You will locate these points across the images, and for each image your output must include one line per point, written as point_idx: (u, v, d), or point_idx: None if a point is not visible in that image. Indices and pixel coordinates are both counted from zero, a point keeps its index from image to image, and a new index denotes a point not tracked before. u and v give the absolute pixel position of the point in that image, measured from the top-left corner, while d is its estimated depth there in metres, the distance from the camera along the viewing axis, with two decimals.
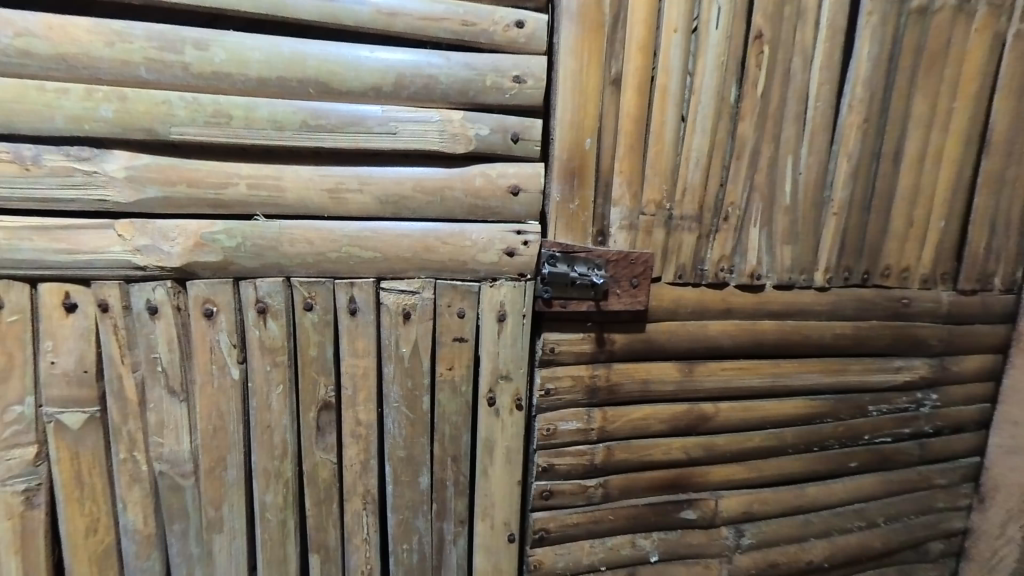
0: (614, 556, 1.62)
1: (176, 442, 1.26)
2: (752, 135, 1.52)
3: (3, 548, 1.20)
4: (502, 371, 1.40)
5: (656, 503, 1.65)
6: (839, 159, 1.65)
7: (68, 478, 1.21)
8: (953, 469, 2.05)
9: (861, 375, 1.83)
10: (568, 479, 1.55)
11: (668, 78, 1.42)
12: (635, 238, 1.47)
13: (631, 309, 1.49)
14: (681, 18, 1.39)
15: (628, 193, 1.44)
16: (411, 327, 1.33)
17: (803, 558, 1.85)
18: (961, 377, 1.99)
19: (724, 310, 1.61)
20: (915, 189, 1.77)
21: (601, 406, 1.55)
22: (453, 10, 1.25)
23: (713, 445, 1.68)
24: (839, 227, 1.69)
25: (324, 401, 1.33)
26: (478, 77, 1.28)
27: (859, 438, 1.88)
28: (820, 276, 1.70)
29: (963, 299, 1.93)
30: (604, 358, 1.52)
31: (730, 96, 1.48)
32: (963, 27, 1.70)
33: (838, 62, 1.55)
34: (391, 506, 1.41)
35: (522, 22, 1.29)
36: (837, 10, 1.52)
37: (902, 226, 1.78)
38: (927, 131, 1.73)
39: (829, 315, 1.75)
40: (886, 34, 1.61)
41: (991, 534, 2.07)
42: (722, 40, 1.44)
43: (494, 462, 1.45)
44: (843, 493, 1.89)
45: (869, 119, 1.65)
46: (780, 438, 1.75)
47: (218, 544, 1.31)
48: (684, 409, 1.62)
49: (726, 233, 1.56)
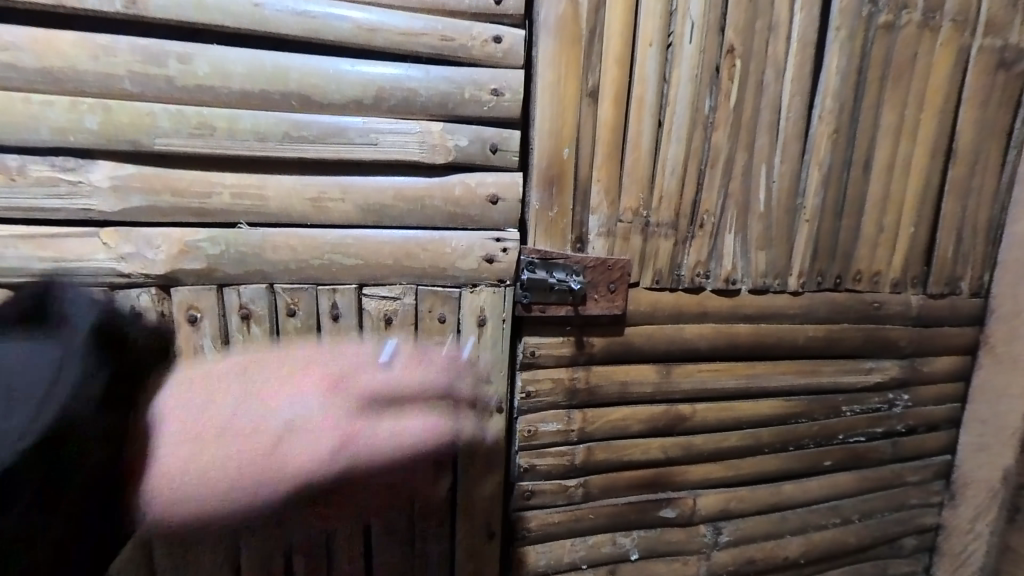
0: (595, 554, 1.67)
1: None
2: (726, 144, 1.57)
3: None
4: (482, 373, 1.44)
5: (635, 501, 1.69)
6: (811, 167, 1.71)
7: None
8: (923, 467, 2.14)
9: (834, 376, 1.89)
10: (549, 479, 1.59)
11: (644, 89, 1.46)
12: (612, 245, 1.52)
13: (609, 313, 1.53)
14: (656, 32, 1.44)
15: (605, 200, 1.49)
16: (393, 331, 1.37)
17: (778, 553, 1.91)
18: (930, 377, 2.07)
19: (700, 313, 1.66)
20: (885, 196, 1.84)
21: (581, 407, 1.59)
22: (431, 25, 1.29)
23: (690, 444, 1.72)
24: (812, 233, 1.75)
25: None
26: (456, 90, 1.32)
27: (833, 436, 1.94)
28: (794, 280, 1.76)
29: (931, 301, 2.01)
30: (584, 361, 1.56)
31: (705, 107, 1.53)
32: (928, 42, 1.77)
33: (807, 75, 1.62)
34: (375, 507, 1.44)
35: (500, 36, 1.33)
36: (807, 24, 1.59)
37: (873, 231, 1.85)
38: (896, 142, 1.80)
39: (803, 318, 1.81)
40: (854, 47, 1.67)
41: (960, 530, 2.16)
42: (696, 53, 1.48)
43: (475, 463, 1.48)
44: (818, 491, 1.96)
45: (839, 130, 1.71)
46: (756, 437, 1.81)
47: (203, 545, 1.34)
48: (662, 409, 1.67)
49: (702, 239, 1.61)
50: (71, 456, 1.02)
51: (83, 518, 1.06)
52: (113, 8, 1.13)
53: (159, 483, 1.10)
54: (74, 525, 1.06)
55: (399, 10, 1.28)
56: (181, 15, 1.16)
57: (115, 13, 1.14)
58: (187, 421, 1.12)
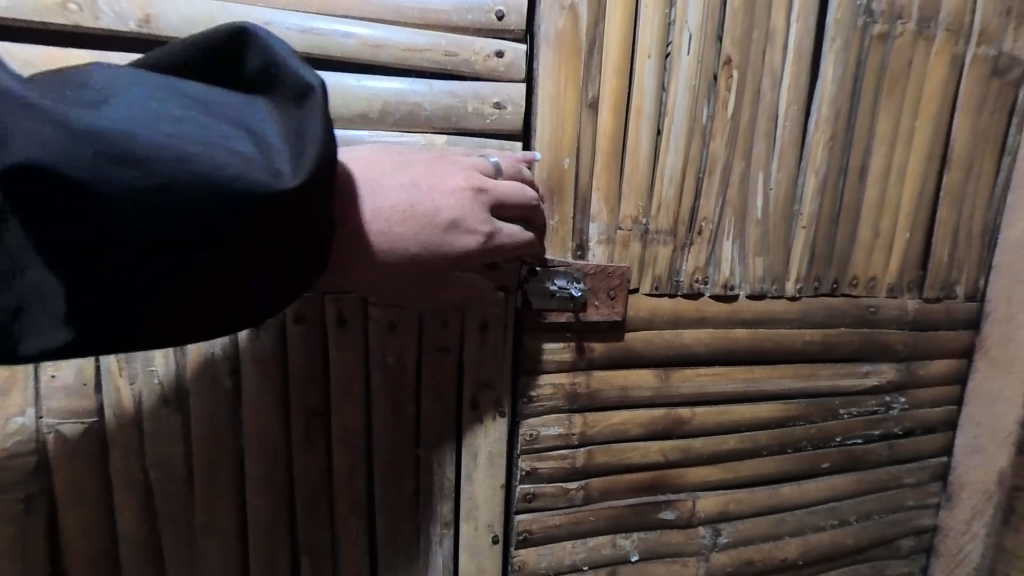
0: (595, 556, 1.69)
1: (172, 449, 1.31)
2: (723, 152, 1.60)
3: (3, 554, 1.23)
4: (484, 379, 1.47)
5: (635, 504, 1.72)
6: (807, 174, 1.73)
7: (69, 485, 1.25)
8: (920, 469, 2.16)
9: (831, 379, 1.92)
10: (550, 482, 1.61)
11: (643, 99, 1.49)
12: (612, 252, 1.55)
13: (608, 319, 1.56)
14: (654, 44, 1.47)
15: (605, 208, 1.51)
16: (397, 337, 1.39)
17: (777, 555, 1.93)
18: (926, 380, 2.10)
19: (699, 318, 1.69)
20: (881, 202, 1.87)
21: (582, 411, 1.61)
22: (435, 41, 1.32)
23: (689, 447, 1.75)
24: (808, 239, 1.78)
25: (313, 409, 1.38)
26: (459, 103, 1.35)
27: (830, 439, 1.97)
28: (791, 285, 1.79)
29: (927, 305, 2.03)
30: (584, 366, 1.59)
31: (702, 116, 1.56)
32: (922, 51, 1.80)
33: (803, 84, 1.65)
34: (379, 510, 1.47)
35: (501, 51, 1.37)
36: (802, 34, 1.62)
37: (869, 236, 1.88)
38: (891, 149, 1.83)
39: (799, 322, 1.84)
40: (849, 56, 1.70)
41: (957, 531, 2.18)
42: (693, 64, 1.51)
43: (477, 466, 1.51)
44: (815, 493, 1.98)
45: (835, 137, 1.73)
46: (754, 440, 1.84)
47: (211, 548, 1.37)
48: (661, 413, 1.70)
49: (700, 245, 1.64)
50: (266, 227, 0.84)
51: (253, 304, 0.89)
52: (127, 27, 1.17)
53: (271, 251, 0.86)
54: (243, 305, 0.88)
55: (403, 26, 1.31)
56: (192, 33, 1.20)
57: (129, 32, 1.17)
58: (394, 181, 1.01)
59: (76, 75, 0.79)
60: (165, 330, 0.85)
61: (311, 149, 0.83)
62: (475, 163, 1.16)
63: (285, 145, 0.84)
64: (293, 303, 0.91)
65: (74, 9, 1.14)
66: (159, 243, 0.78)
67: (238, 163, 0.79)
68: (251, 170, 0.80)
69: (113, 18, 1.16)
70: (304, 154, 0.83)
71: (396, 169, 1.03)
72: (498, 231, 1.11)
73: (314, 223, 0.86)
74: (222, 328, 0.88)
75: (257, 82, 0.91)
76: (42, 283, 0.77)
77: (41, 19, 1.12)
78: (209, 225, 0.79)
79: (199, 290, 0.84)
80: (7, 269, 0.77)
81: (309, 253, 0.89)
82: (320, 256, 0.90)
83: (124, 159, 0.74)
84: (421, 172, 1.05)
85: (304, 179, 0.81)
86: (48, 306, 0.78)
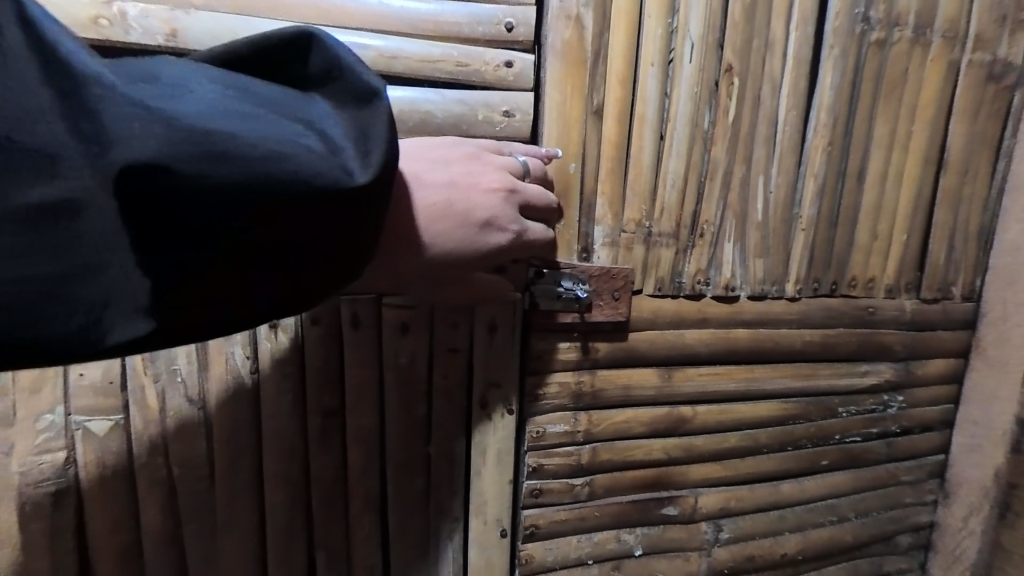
0: (600, 551, 1.73)
1: (194, 445, 1.35)
2: (724, 158, 1.64)
3: (34, 543, 1.27)
4: (493, 379, 1.51)
5: (638, 500, 1.76)
6: (806, 179, 1.78)
7: (94, 481, 1.30)
8: (918, 467, 2.21)
9: (830, 379, 1.96)
10: (556, 479, 1.65)
11: (646, 106, 1.53)
12: (616, 254, 1.59)
13: (613, 320, 1.60)
14: (657, 53, 1.51)
15: (609, 212, 1.56)
16: (408, 338, 1.44)
17: (777, 550, 1.98)
18: (924, 379, 2.14)
19: (701, 319, 1.73)
20: (878, 206, 1.91)
21: (587, 409, 1.66)
22: (447, 52, 1.37)
23: (691, 445, 1.79)
24: (808, 241, 1.82)
25: (328, 408, 1.42)
26: (469, 111, 1.39)
27: (830, 437, 2.01)
28: (790, 286, 1.83)
29: (924, 306, 2.08)
30: (589, 366, 1.63)
31: (703, 123, 1.60)
32: (919, 58, 1.84)
33: (802, 91, 1.69)
34: (391, 506, 1.51)
35: (511, 62, 1.41)
36: (801, 42, 1.66)
37: (866, 239, 1.92)
38: (888, 154, 1.87)
39: (799, 323, 1.88)
40: (847, 63, 1.74)
41: (954, 527, 2.23)
42: (695, 72, 1.55)
43: (485, 464, 1.54)
44: (815, 490, 2.03)
45: (833, 143, 1.78)
46: (755, 439, 1.88)
47: (230, 542, 1.41)
48: (664, 412, 1.74)
49: (702, 247, 1.68)
50: (271, 225, 0.83)
51: (252, 304, 0.86)
52: (154, 42, 1.22)
53: (275, 244, 0.85)
54: (242, 305, 0.86)
55: (415, 38, 1.36)
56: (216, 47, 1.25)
57: (155, 45, 1.22)
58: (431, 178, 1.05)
59: (132, 65, 0.80)
60: (165, 333, 0.81)
61: (378, 147, 0.87)
62: (504, 163, 1.21)
63: (351, 142, 0.88)
64: (292, 304, 0.89)
65: (105, 25, 1.19)
66: (176, 237, 0.78)
67: (310, 157, 0.82)
68: (325, 165, 0.83)
69: (141, 33, 1.21)
70: (372, 151, 0.88)
71: (436, 167, 1.07)
72: (525, 231, 1.16)
73: (362, 220, 0.87)
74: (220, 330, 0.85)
75: (300, 79, 0.94)
76: (126, 278, 0.77)
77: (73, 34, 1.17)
78: (212, 222, 0.78)
79: (196, 288, 0.81)
80: (91, 263, 0.75)
81: (322, 252, 0.87)
82: (320, 258, 0.88)
83: (214, 158, 0.76)
84: (459, 171, 1.09)
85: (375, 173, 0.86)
86: (127, 300, 0.77)
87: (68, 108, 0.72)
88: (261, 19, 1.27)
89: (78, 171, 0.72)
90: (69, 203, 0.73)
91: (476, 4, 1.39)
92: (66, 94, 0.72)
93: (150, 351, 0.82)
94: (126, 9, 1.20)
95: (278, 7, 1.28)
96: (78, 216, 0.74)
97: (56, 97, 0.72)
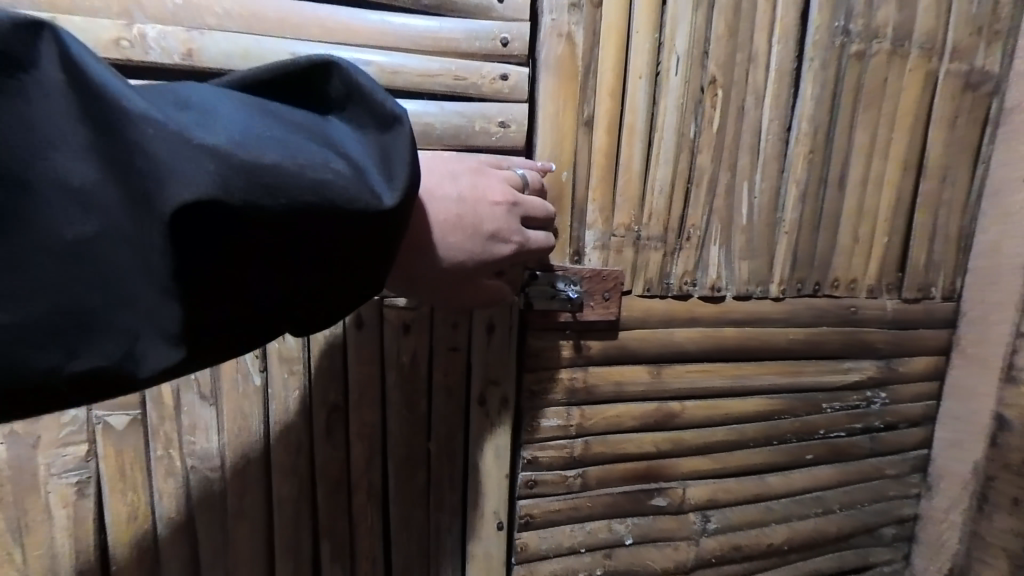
0: (592, 540, 1.81)
1: (206, 440, 1.42)
2: (710, 165, 1.72)
3: (59, 530, 1.35)
4: (491, 377, 1.58)
5: (629, 491, 1.84)
6: (789, 184, 1.86)
7: (114, 472, 1.37)
8: (901, 461, 2.29)
9: (815, 376, 2.04)
10: (550, 470, 1.73)
11: (635, 116, 1.60)
12: (607, 257, 1.67)
13: (604, 319, 1.68)
14: (645, 65, 1.59)
15: (600, 216, 1.64)
16: (410, 338, 1.52)
17: (764, 540, 2.06)
18: (906, 376, 2.22)
19: (690, 319, 1.81)
20: (860, 210, 1.99)
21: (580, 405, 1.73)
22: (446, 66, 1.44)
23: (680, 439, 1.87)
24: (792, 243, 1.90)
25: (333, 405, 1.50)
26: (468, 123, 1.47)
27: (815, 432, 2.09)
28: (775, 287, 1.91)
29: (906, 306, 2.16)
30: (582, 363, 1.71)
31: (690, 131, 1.68)
32: (898, 67, 1.92)
33: (784, 101, 1.77)
34: (395, 499, 1.59)
35: (506, 75, 1.48)
36: (783, 54, 1.74)
37: (848, 242, 2.00)
38: (869, 160, 1.95)
39: (785, 322, 1.96)
40: (828, 75, 1.82)
41: (936, 519, 2.31)
42: (681, 83, 1.63)
43: (484, 458, 1.62)
44: (800, 483, 2.10)
45: (815, 150, 1.85)
46: (741, 433, 1.96)
47: (241, 532, 1.49)
48: (654, 407, 1.81)
49: (689, 250, 1.76)
50: (272, 228, 0.87)
51: (252, 303, 0.91)
52: (173, 60, 1.29)
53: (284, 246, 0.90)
54: (242, 305, 0.90)
55: (416, 53, 1.43)
56: (230, 66, 1.32)
57: (172, 64, 1.29)
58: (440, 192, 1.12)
59: (167, 92, 0.88)
60: (169, 340, 0.85)
61: (402, 171, 0.96)
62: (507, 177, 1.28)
63: (377, 165, 0.97)
64: (289, 304, 0.95)
65: (127, 46, 1.26)
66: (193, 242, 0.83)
67: (339, 179, 0.90)
68: (353, 186, 0.92)
69: (160, 53, 1.28)
70: (394, 175, 0.96)
71: (445, 181, 1.14)
72: (526, 243, 1.22)
73: (369, 232, 0.94)
74: (219, 330, 0.90)
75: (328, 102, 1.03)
76: (159, 309, 0.83)
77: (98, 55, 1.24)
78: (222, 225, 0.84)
79: (200, 289, 0.86)
80: (120, 299, 0.81)
81: (326, 255, 0.94)
82: (323, 263, 0.94)
83: (264, 185, 0.84)
84: (466, 184, 1.16)
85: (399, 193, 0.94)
86: (160, 327, 0.84)
87: (111, 139, 0.78)
88: (270, 38, 1.34)
89: (115, 205, 0.79)
90: (103, 242, 0.78)
91: (473, 21, 1.46)
92: (107, 128, 0.78)
93: (178, 375, 0.88)
94: (145, 30, 1.27)
95: (284, 23, 1.35)
96: (103, 253, 0.79)
97: (93, 134, 0.78)
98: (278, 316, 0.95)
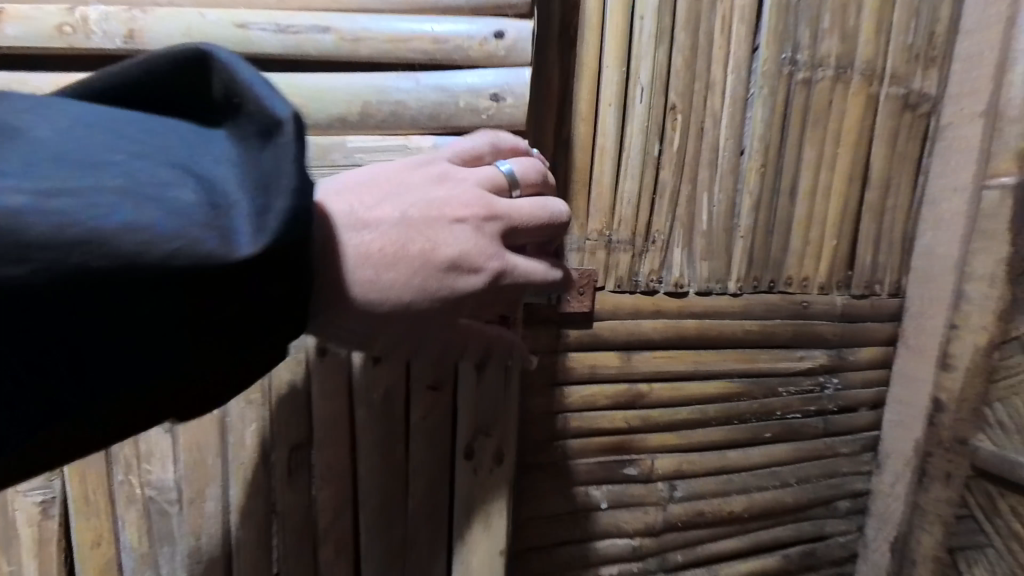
0: (570, 503, 2.10)
1: (162, 470, 1.55)
2: (670, 177, 2.00)
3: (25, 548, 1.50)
4: (480, 428, 1.71)
5: (603, 461, 2.13)
6: (743, 194, 2.13)
7: (76, 494, 1.51)
8: (853, 441, 2.57)
9: (770, 362, 2.32)
10: (534, 444, 2.03)
11: (605, 139, 1.89)
12: (582, 258, 1.96)
13: (581, 311, 1.97)
14: (614, 94, 1.86)
15: (576, 224, 1.92)
16: (382, 369, 1.63)
17: (726, 508, 2.34)
18: (857, 364, 2.49)
19: (656, 311, 2.09)
20: (809, 217, 2.26)
21: (560, 386, 2.02)
22: (420, 32, 1.55)
23: (648, 417, 2.15)
24: (747, 246, 2.18)
25: (296, 443, 1.62)
26: (451, 99, 1.57)
27: (773, 413, 2.37)
28: (733, 284, 2.19)
29: (854, 301, 2.43)
30: (562, 349, 2.00)
31: (654, 151, 1.96)
32: (841, 91, 2.20)
33: (737, 123, 2.05)
34: (366, 554, 1.72)
35: (500, 35, 1.58)
36: (736, 82, 2.02)
37: (799, 244, 2.28)
38: (817, 173, 2.23)
39: (741, 314, 2.23)
40: (776, 100, 2.09)
41: (885, 493, 2.58)
42: (644, 110, 1.91)
43: (475, 526, 1.75)
44: (759, 458, 2.38)
45: (766, 166, 2.13)
46: (704, 412, 2.24)
47: (211, 556, 1.61)
48: (624, 388, 2.10)
49: (654, 252, 2.04)
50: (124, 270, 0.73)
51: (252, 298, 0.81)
52: (115, 44, 1.42)
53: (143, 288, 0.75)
54: (245, 305, 0.81)
55: (385, 19, 1.55)
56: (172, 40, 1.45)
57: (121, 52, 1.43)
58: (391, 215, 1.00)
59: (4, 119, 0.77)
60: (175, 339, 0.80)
61: (275, 203, 0.79)
62: (487, 181, 1.15)
63: (250, 194, 0.81)
64: (294, 296, 0.84)
65: (71, 32, 1.40)
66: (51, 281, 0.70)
67: (180, 221, 0.76)
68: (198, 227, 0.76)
69: (102, 37, 1.41)
70: (270, 207, 0.80)
71: (393, 203, 1.02)
72: (510, 266, 1.09)
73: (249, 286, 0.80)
74: (220, 329, 0.82)
75: (231, 110, 0.94)
76: None
77: (47, 44, 1.39)
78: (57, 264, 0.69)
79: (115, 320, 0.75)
80: None
81: (277, 265, 0.80)
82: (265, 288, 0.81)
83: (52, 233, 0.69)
84: (416, 205, 1.03)
85: (261, 246, 0.78)
86: None
87: None
88: (211, 12, 1.46)
89: None
90: None
91: None
92: None
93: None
94: (88, 14, 1.40)
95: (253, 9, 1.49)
96: None
97: None
98: (279, 318, 0.84)
